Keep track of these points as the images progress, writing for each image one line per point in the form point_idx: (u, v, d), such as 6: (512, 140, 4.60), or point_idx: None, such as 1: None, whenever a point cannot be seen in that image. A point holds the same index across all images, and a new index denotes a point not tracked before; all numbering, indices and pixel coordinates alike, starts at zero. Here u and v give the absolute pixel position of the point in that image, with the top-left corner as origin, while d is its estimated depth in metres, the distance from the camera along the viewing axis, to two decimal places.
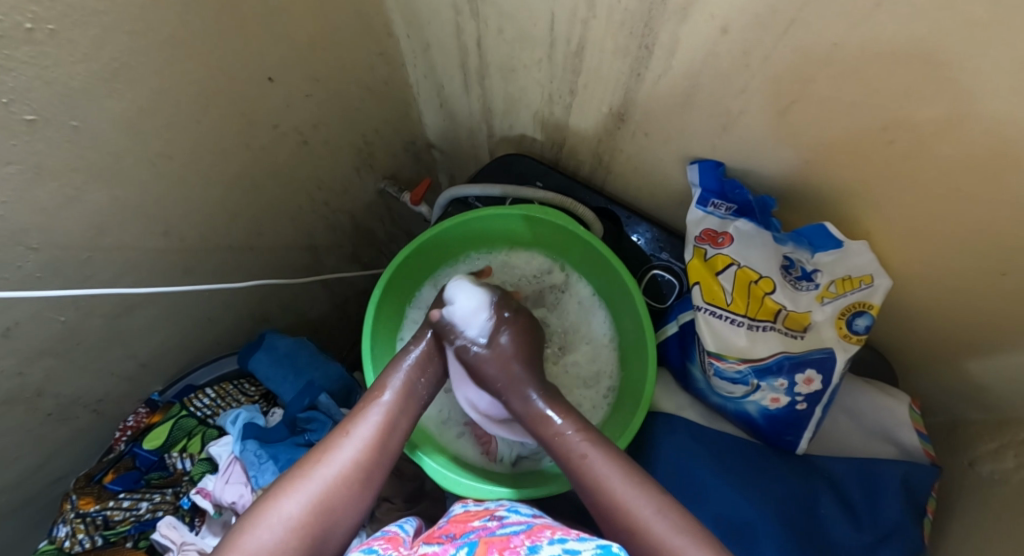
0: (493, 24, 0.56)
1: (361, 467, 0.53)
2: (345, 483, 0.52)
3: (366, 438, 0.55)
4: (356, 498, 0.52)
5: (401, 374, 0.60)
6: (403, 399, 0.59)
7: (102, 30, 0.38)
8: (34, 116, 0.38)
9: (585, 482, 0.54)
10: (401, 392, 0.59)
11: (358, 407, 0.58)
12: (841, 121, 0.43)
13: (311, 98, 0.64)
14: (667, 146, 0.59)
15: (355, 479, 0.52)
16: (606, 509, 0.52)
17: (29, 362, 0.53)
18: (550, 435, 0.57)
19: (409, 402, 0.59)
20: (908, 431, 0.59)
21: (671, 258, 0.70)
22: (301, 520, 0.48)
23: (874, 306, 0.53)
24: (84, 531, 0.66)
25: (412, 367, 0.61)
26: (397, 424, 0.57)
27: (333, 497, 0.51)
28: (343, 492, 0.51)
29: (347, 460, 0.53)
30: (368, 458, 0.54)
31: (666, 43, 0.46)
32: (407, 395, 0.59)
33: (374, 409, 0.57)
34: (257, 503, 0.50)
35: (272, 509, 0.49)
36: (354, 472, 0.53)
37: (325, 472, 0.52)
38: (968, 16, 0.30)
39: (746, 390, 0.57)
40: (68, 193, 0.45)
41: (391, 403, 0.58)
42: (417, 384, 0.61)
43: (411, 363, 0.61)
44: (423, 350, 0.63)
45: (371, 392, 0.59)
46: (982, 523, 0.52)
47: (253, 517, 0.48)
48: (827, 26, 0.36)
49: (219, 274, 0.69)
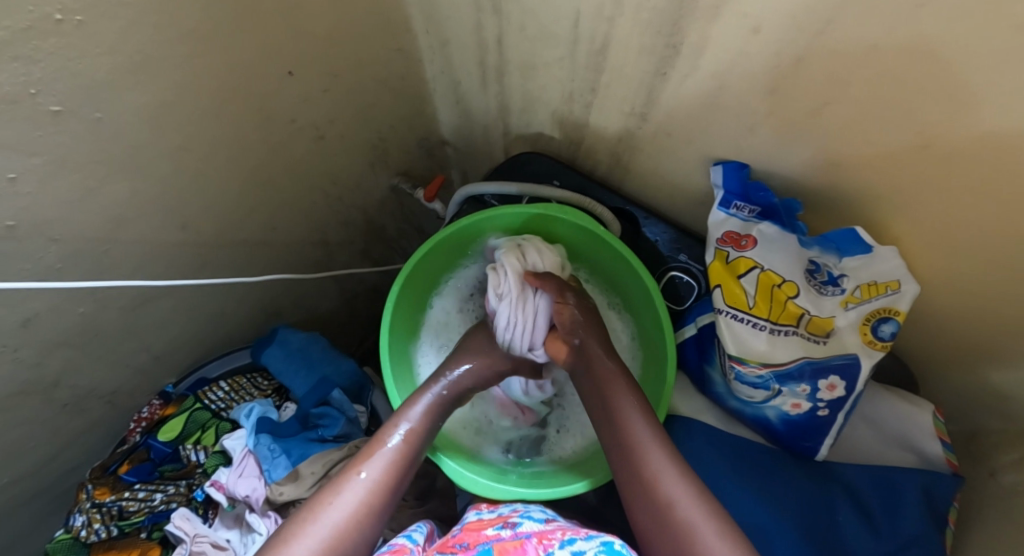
0: (515, 21, 0.56)
1: (372, 510, 0.49)
2: (357, 525, 0.48)
3: (379, 477, 0.51)
4: (365, 543, 0.48)
5: (415, 411, 0.57)
6: (418, 440, 0.55)
7: (128, 23, 0.38)
8: (59, 108, 0.38)
9: (640, 481, 0.49)
10: (416, 429, 0.56)
11: (369, 447, 0.54)
12: (870, 123, 0.43)
13: (328, 94, 0.64)
14: (689, 147, 0.58)
15: (366, 518, 0.49)
16: (665, 520, 0.47)
17: (47, 352, 0.53)
18: (602, 419, 0.55)
19: (422, 445, 0.56)
20: (931, 441, 0.58)
21: (690, 260, 0.69)
22: None
23: (901, 313, 0.51)
24: (99, 521, 0.66)
25: (432, 406, 0.58)
26: (409, 465, 0.54)
27: (345, 542, 0.47)
28: (354, 536, 0.47)
29: (357, 503, 0.49)
30: (381, 499, 0.50)
31: (694, 43, 0.45)
32: (422, 434, 0.56)
33: (388, 448, 0.53)
34: (265, 546, 0.46)
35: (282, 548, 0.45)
36: (366, 512, 0.49)
37: (335, 514, 0.47)
38: (1013, 17, 0.30)
39: (766, 395, 0.56)
40: (89, 185, 0.45)
41: (405, 444, 0.54)
42: (432, 426, 0.57)
43: (431, 400, 0.59)
44: (451, 384, 0.61)
45: (383, 431, 0.55)
46: (1004, 532, 0.51)
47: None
48: (864, 25, 0.35)
49: (235, 268, 0.69)
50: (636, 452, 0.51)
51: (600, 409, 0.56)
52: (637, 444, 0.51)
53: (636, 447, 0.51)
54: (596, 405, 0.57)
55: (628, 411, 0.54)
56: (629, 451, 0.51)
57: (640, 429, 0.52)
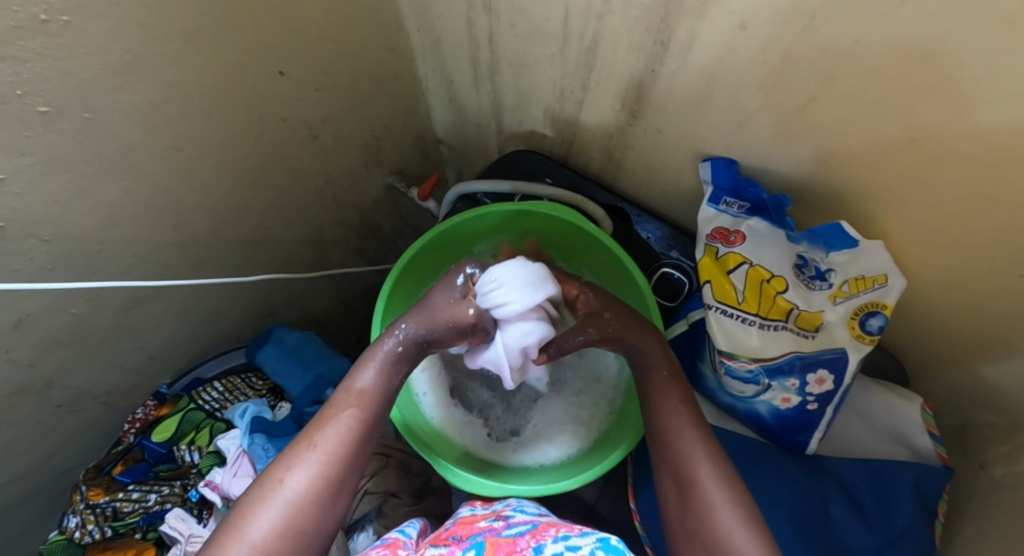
0: (506, 19, 0.56)
1: (331, 482, 0.48)
2: (315, 500, 0.47)
3: (335, 450, 0.49)
4: (327, 516, 0.48)
5: (371, 374, 0.53)
6: (375, 402, 0.53)
7: (116, 23, 0.38)
8: (47, 108, 0.38)
9: (674, 469, 0.50)
10: (372, 393, 0.53)
11: (323, 414, 0.52)
12: (856, 119, 0.43)
13: (320, 93, 0.64)
14: (680, 144, 0.58)
15: (324, 492, 0.48)
16: (698, 526, 0.47)
17: (41, 352, 0.54)
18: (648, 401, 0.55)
19: (384, 405, 0.53)
20: (922, 435, 0.58)
21: (682, 257, 0.70)
22: (269, 543, 0.44)
23: (888, 307, 0.52)
24: (93, 522, 0.66)
25: (385, 364, 0.54)
26: (369, 431, 0.52)
27: (304, 516, 0.46)
28: (313, 511, 0.47)
29: (312, 477, 0.48)
30: (338, 471, 0.49)
31: (682, 40, 0.46)
32: (379, 396, 0.53)
33: (342, 417, 0.51)
34: (222, 525, 0.46)
35: (238, 529, 0.45)
36: (324, 486, 0.48)
37: (289, 489, 0.47)
38: (989, 12, 0.30)
39: (757, 390, 0.57)
40: (80, 185, 0.45)
41: (361, 407, 0.52)
42: (395, 382, 0.54)
43: (385, 358, 0.54)
44: (404, 341, 0.55)
45: (338, 395, 0.53)
46: (995, 523, 0.51)
47: (218, 542, 0.44)
48: (848, 21, 0.36)
49: (228, 268, 0.69)
50: (674, 442, 0.51)
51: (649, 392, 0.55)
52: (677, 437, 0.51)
53: (677, 440, 0.51)
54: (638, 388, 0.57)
55: (674, 403, 0.53)
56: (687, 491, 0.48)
57: (678, 420, 0.52)
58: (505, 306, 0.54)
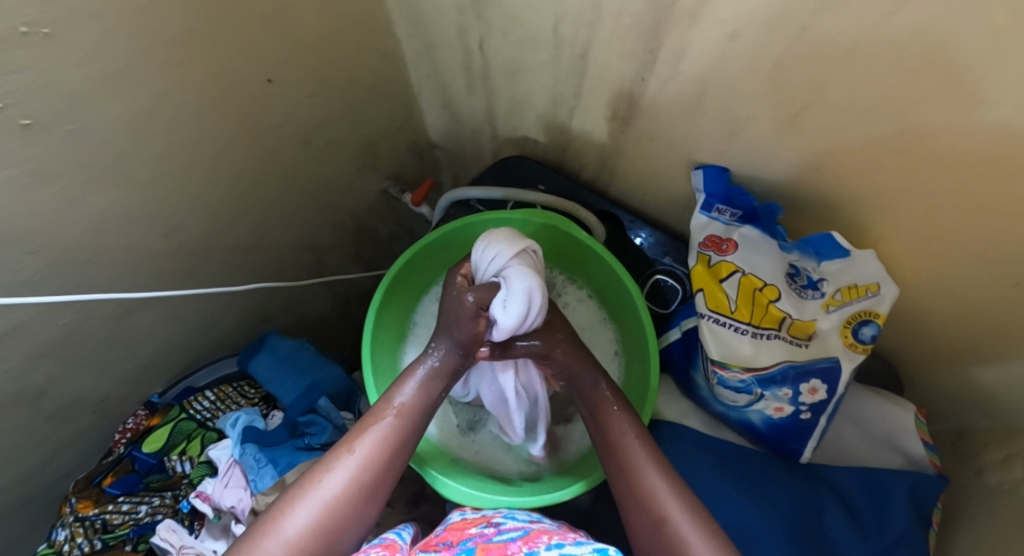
0: (498, 26, 0.56)
1: (365, 490, 0.49)
2: (348, 505, 0.48)
3: (371, 456, 0.50)
4: (356, 523, 0.48)
5: (412, 387, 0.54)
6: (416, 415, 0.53)
7: (100, 33, 0.38)
8: (30, 121, 0.37)
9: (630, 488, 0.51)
10: (411, 406, 0.53)
11: (365, 418, 0.53)
12: (848, 127, 0.43)
13: (312, 100, 0.64)
14: (674, 151, 0.58)
15: (357, 499, 0.49)
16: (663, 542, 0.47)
17: (30, 364, 0.53)
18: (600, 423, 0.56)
19: (423, 420, 0.54)
20: (914, 442, 0.58)
21: (675, 263, 0.70)
22: (301, 542, 0.45)
23: (881, 315, 0.52)
24: (83, 535, 0.65)
25: (426, 379, 0.55)
26: (405, 443, 0.52)
27: (335, 519, 0.47)
28: (344, 516, 0.48)
29: (348, 481, 0.49)
30: (373, 479, 0.50)
31: (674, 48, 0.45)
32: (418, 411, 0.54)
33: (382, 424, 0.52)
34: (258, 519, 0.47)
35: (273, 524, 0.46)
36: (357, 492, 0.49)
37: (326, 490, 0.48)
38: (981, 24, 0.30)
39: (749, 400, 0.56)
40: (66, 196, 0.44)
41: (400, 418, 0.53)
42: (434, 398, 0.55)
43: (427, 373, 0.55)
44: (441, 358, 0.56)
45: (381, 402, 0.54)
46: (991, 530, 0.51)
47: (254, 535, 0.45)
48: (840, 31, 0.35)
49: (221, 277, 0.69)
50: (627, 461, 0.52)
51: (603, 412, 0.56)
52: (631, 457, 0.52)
53: (631, 458, 0.52)
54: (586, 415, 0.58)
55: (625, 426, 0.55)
56: (664, 536, 0.48)
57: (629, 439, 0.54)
58: (499, 252, 0.56)
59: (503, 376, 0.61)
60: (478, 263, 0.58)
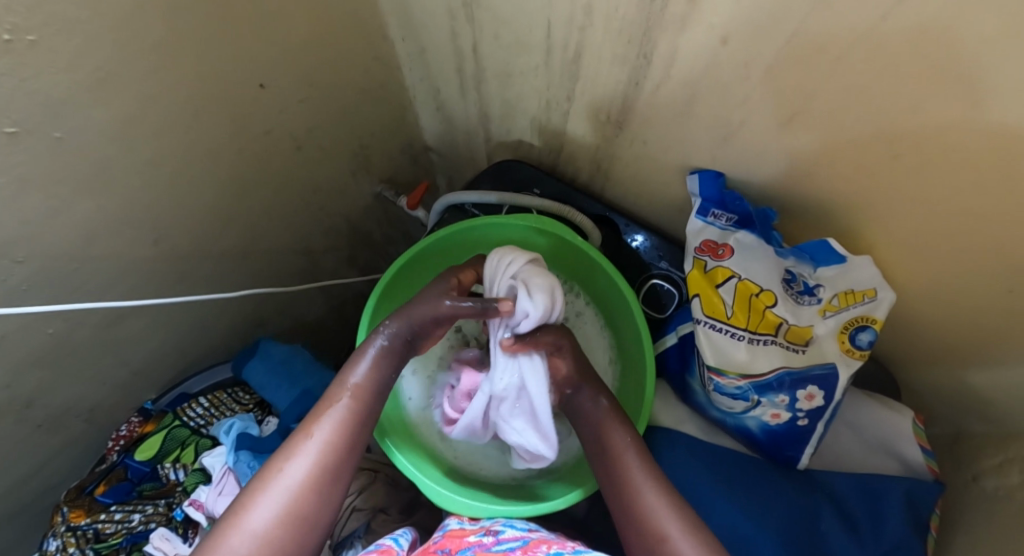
0: (489, 29, 0.55)
1: (328, 472, 0.49)
2: (313, 490, 0.48)
3: (331, 440, 0.50)
4: (324, 505, 0.49)
5: (365, 366, 0.54)
6: (370, 394, 0.53)
7: (84, 40, 0.37)
8: (15, 129, 0.37)
9: (626, 499, 0.51)
10: (367, 384, 0.53)
11: (321, 403, 0.52)
12: (842, 132, 0.42)
13: (303, 104, 0.63)
14: (668, 155, 0.58)
15: (321, 482, 0.49)
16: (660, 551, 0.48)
17: (17, 374, 0.52)
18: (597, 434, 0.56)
19: (379, 397, 0.54)
20: (912, 447, 0.58)
21: (671, 267, 0.69)
22: (269, 532, 0.46)
23: (877, 321, 0.52)
24: (74, 545, 0.63)
25: (378, 357, 0.54)
26: (364, 421, 0.52)
27: (302, 505, 0.48)
28: (311, 500, 0.48)
29: (310, 467, 0.49)
30: (335, 461, 0.50)
31: (666, 52, 0.45)
32: (374, 389, 0.53)
33: (339, 407, 0.52)
34: (224, 514, 0.48)
35: (238, 520, 0.46)
36: (321, 476, 0.49)
37: (288, 478, 0.48)
38: (973, 31, 0.29)
39: (746, 406, 0.56)
40: (53, 204, 0.44)
41: (356, 399, 0.52)
42: (388, 375, 0.55)
43: (378, 351, 0.54)
44: (390, 337, 0.55)
45: (335, 386, 0.53)
46: (987, 536, 0.51)
47: (222, 531, 0.46)
48: (834, 37, 0.35)
49: (213, 283, 0.68)
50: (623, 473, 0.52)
51: (599, 423, 0.56)
52: (626, 470, 0.52)
53: (626, 470, 0.52)
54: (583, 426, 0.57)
55: (621, 438, 0.54)
56: (657, 544, 0.48)
57: (626, 451, 0.53)
58: (518, 261, 0.55)
59: (532, 384, 0.53)
60: (492, 273, 0.57)
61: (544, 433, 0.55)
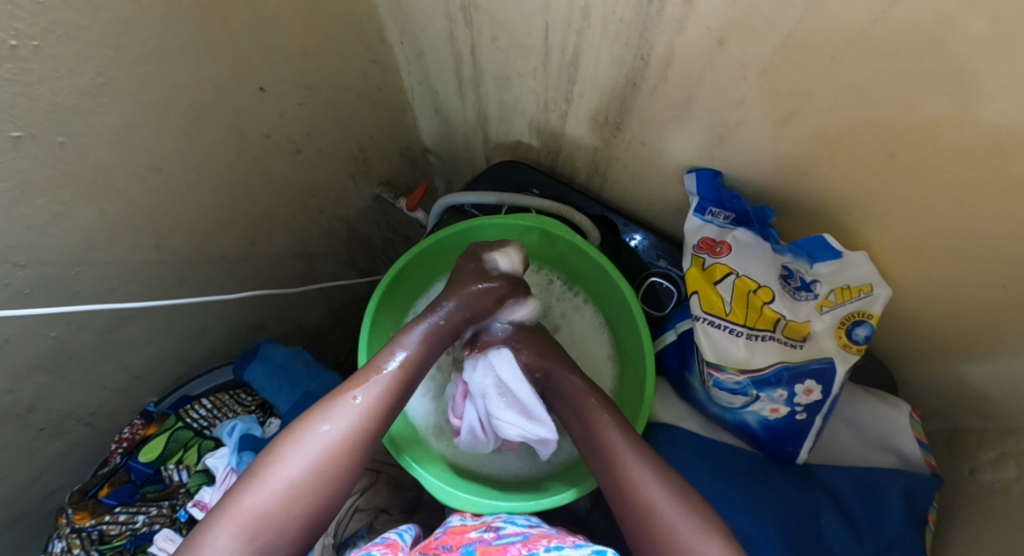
0: (487, 32, 0.56)
1: (361, 437, 0.52)
2: (344, 451, 0.51)
3: (367, 407, 0.53)
4: (351, 468, 0.51)
5: (411, 342, 0.57)
6: (408, 368, 0.56)
7: (87, 46, 0.38)
8: (19, 133, 0.37)
9: (620, 489, 0.52)
10: (410, 360, 0.56)
11: (360, 373, 0.55)
12: (836, 131, 0.43)
13: (303, 107, 0.64)
14: (665, 155, 0.58)
15: (354, 446, 0.51)
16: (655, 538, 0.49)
17: (18, 378, 0.53)
18: (593, 426, 0.56)
19: (414, 373, 0.57)
20: (909, 440, 0.59)
21: (670, 265, 0.70)
22: (300, 483, 0.49)
23: (874, 316, 0.53)
24: (79, 546, 0.64)
25: (427, 334, 0.59)
26: (400, 393, 0.55)
27: (333, 463, 0.50)
28: (341, 461, 0.50)
29: (344, 428, 0.51)
30: (368, 428, 0.52)
31: (662, 54, 0.45)
32: (415, 364, 0.57)
33: (377, 377, 0.54)
34: (256, 463, 0.50)
35: (273, 469, 0.49)
36: (353, 439, 0.51)
37: (323, 436, 0.51)
38: (963, 32, 0.30)
39: (745, 401, 0.57)
40: (55, 209, 0.44)
41: (395, 373, 0.55)
42: (430, 353, 0.59)
43: (430, 328, 0.59)
44: (451, 311, 0.61)
45: (375, 359, 0.56)
46: (984, 530, 0.52)
47: (252, 480, 0.49)
48: (826, 36, 0.35)
49: (214, 285, 0.69)
50: (617, 463, 0.53)
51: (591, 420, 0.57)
52: (620, 461, 0.53)
53: (619, 462, 0.53)
54: (576, 420, 0.58)
55: (613, 432, 0.55)
56: (653, 531, 0.49)
57: (620, 443, 0.54)
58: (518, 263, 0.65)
59: (503, 372, 0.59)
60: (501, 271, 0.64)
61: (532, 415, 0.59)
